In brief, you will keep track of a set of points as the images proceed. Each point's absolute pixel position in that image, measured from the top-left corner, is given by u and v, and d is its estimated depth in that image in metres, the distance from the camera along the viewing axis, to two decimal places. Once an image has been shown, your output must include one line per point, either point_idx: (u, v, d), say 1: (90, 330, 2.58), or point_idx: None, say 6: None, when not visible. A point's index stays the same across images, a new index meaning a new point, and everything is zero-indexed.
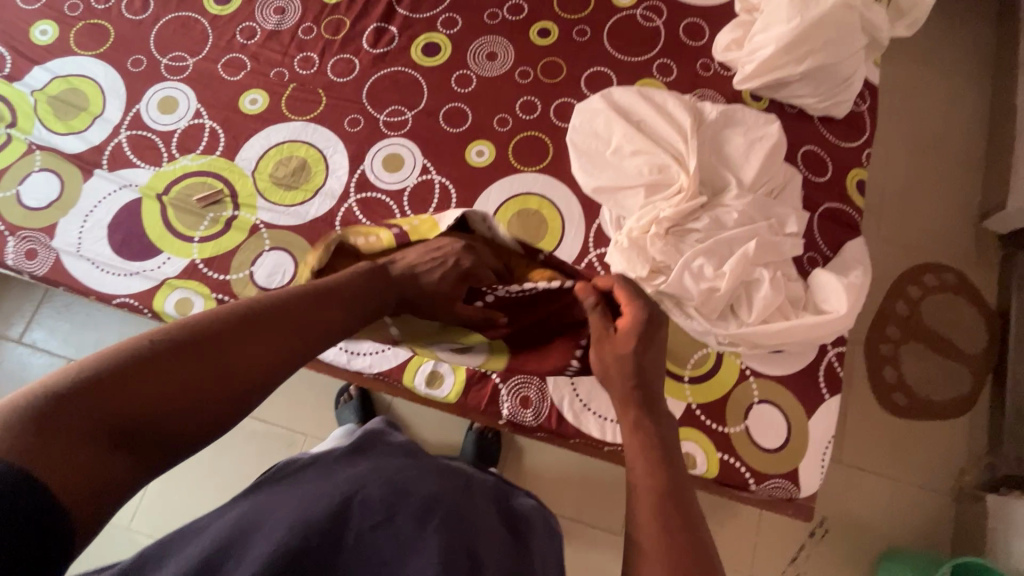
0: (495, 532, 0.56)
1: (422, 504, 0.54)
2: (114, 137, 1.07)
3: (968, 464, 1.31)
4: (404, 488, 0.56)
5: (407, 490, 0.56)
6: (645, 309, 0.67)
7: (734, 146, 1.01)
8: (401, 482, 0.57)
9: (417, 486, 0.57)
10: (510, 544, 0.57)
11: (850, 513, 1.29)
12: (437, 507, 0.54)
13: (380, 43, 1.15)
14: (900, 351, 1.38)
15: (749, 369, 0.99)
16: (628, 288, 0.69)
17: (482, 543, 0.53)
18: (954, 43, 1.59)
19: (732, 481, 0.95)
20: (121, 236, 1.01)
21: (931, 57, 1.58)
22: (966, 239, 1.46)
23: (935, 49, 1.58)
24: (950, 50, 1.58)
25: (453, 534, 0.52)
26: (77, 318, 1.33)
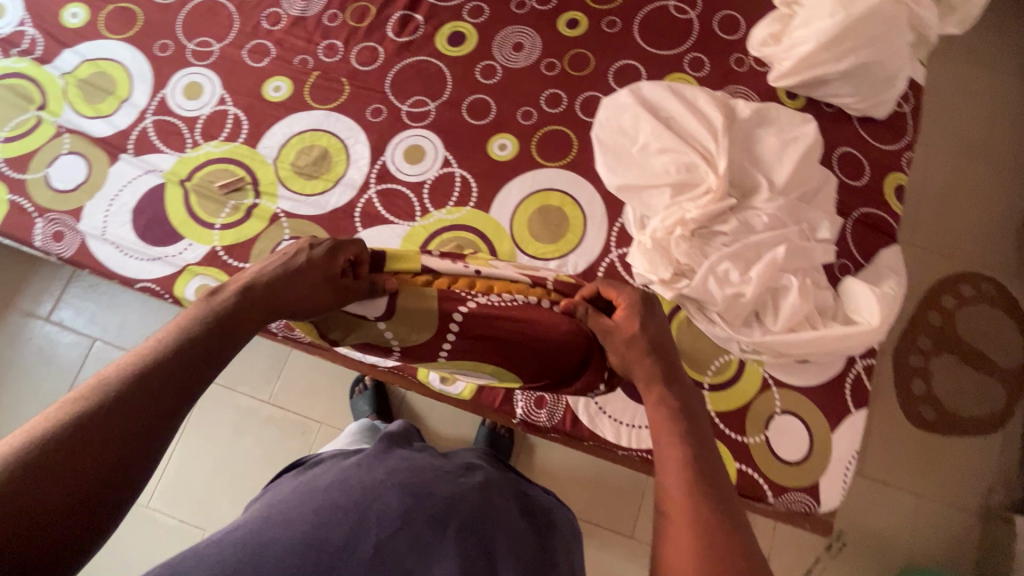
0: (515, 532, 0.56)
1: (441, 511, 0.53)
2: (140, 122, 1.08)
3: (997, 483, 1.26)
4: (423, 489, 0.55)
5: (425, 492, 0.55)
6: (637, 291, 0.68)
7: (766, 146, 0.97)
8: (420, 482, 0.56)
9: (435, 487, 0.56)
10: (531, 543, 0.56)
11: (869, 527, 1.25)
12: (455, 513, 0.53)
13: (405, 32, 1.14)
14: (930, 363, 1.33)
15: (772, 379, 0.96)
16: (612, 284, 0.72)
17: (503, 548, 0.53)
18: (1005, 40, 1.51)
19: (750, 492, 0.92)
20: (144, 221, 1.02)
21: (979, 56, 1.50)
22: (1008, 248, 1.40)
23: (985, 47, 1.50)
24: (1000, 48, 1.50)
25: (471, 544, 0.51)
26: (103, 299, 1.36)
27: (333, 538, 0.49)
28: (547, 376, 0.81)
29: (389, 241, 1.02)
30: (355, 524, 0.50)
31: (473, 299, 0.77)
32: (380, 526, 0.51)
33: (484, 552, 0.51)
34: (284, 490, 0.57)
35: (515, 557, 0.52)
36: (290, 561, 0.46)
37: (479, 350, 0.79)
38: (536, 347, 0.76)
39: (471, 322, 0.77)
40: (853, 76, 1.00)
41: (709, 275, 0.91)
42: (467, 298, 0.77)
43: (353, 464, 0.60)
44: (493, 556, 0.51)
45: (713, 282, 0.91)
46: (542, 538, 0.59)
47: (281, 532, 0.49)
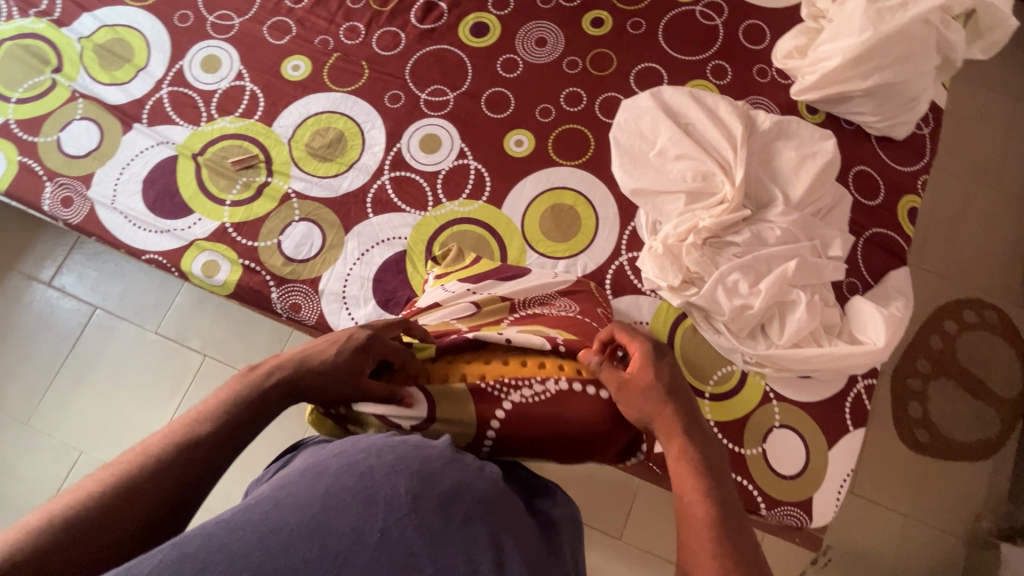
0: (523, 525, 0.54)
1: (450, 497, 0.50)
2: (155, 92, 1.07)
3: (985, 509, 1.27)
4: (431, 474, 0.52)
5: (433, 477, 0.51)
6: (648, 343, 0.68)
7: (784, 159, 0.97)
8: (429, 467, 0.53)
9: (444, 473, 0.53)
10: (537, 539, 0.54)
11: (856, 545, 1.26)
12: (462, 502, 0.51)
13: (428, 19, 1.13)
14: (928, 386, 1.34)
15: (773, 392, 0.96)
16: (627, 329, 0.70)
17: (511, 540, 0.50)
18: None
19: (743, 504, 0.93)
20: (154, 193, 1.01)
21: (999, 84, 1.50)
22: (1014, 277, 1.40)
23: (1006, 75, 1.50)
24: (1021, 76, 1.50)
25: (479, 533, 0.49)
26: (106, 267, 1.35)
27: (339, 523, 0.45)
28: (590, 457, 0.70)
29: (399, 230, 1.01)
30: (363, 508, 0.47)
31: (508, 397, 0.67)
32: (387, 510, 0.47)
33: (492, 540, 0.49)
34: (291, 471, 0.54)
35: (523, 553, 0.50)
36: (295, 550, 0.43)
37: (524, 447, 0.67)
38: (576, 435, 0.67)
39: (516, 419, 0.67)
40: (876, 95, 0.99)
41: (718, 284, 0.91)
42: (504, 398, 0.67)
43: (359, 444, 0.56)
44: (500, 549, 0.49)
45: (721, 291, 0.91)
46: (549, 534, 0.57)
47: (283, 518, 0.45)
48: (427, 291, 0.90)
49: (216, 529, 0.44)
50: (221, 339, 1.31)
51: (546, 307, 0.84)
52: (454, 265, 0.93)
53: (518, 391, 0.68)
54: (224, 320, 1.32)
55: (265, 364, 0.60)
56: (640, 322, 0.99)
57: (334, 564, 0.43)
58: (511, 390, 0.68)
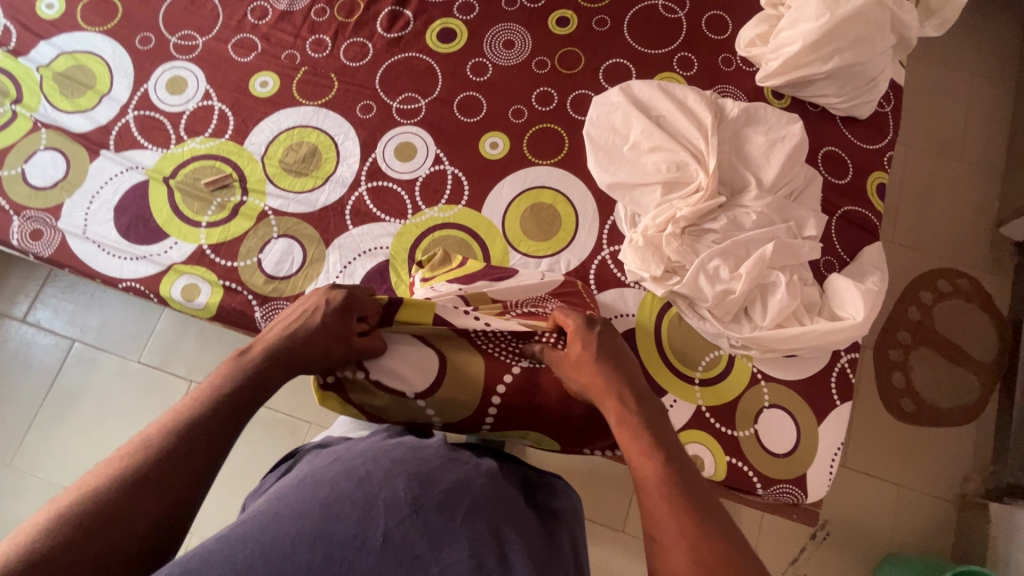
0: (523, 514, 0.57)
1: (449, 497, 0.54)
2: (121, 117, 1.05)
3: (973, 472, 1.31)
4: (429, 477, 0.56)
5: (430, 480, 0.55)
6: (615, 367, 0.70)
7: (755, 145, 0.99)
8: (424, 469, 0.57)
9: (440, 474, 0.57)
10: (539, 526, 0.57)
11: (853, 517, 1.29)
12: (462, 499, 0.54)
13: (394, 28, 1.13)
14: (909, 357, 1.37)
15: (760, 373, 0.97)
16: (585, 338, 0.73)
17: (513, 529, 0.54)
18: (979, 43, 1.55)
19: (740, 485, 0.94)
20: (127, 220, 1.00)
21: (954, 60, 1.54)
22: (982, 245, 1.44)
23: (960, 50, 1.55)
24: (974, 50, 1.55)
25: (481, 526, 0.52)
26: (82, 299, 1.32)
27: (342, 529, 0.49)
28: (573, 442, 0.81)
29: (380, 239, 1.01)
30: (364, 515, 0.51)
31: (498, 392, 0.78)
32: (388, 513, 0.51)
33: (495, 531, 0.53)
34: (294, 479, 0.58)
35: (526, 542, 0.53)
36: (304, 556, 0.47)
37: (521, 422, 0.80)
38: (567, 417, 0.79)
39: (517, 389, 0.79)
40: (838, 77, 1.02)
41: (699, 271, 0.93)
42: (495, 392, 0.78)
43: (356, 454, 0.60)
44: (504, 538, 0.52)
45: (702, 279, 0.93)
46: (551, 523, 0.60)
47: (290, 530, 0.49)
48: (417, 289, 0.90)
49: (228, 543, 0.48)
50: (206, 363, 1.29)
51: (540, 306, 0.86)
52: (440, 268, 0.94)
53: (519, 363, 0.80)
54: (208, 343, 1.30)
55: (252, 348, 0.68)
56: (627, 314, 1.00)
57: (340, 566, 0.47)
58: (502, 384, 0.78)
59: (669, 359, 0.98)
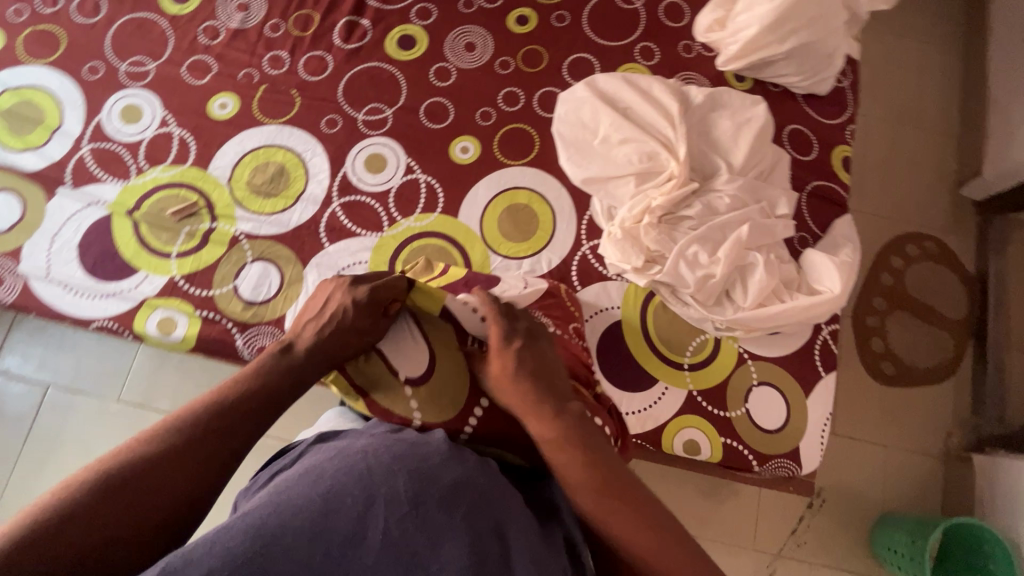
0: (525, 507, 0.55)
1: (452, 493, 0.51)
2: (76, 151, 1.01)
3: (955, 426, 1.36)
4: (431, 471, 0.53)
5: (433, 474, 0.52)
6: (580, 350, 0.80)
7: (722, 129, 1.00)
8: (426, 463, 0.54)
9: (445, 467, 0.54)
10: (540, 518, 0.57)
11: (846, 482, 1.32)
12: (465, 496, 0.52)
13: (353, 38, 1.11)
14: (886, 321, 1.41)
15: (747, 353, 0.99)
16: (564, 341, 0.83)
17: (515, 525, 0.52)
18: (926, 11, 1.60)
19: (736, 464, 0.96)
20: (92, 257, 0.96)
21: (902, 29, 1.59)
22: (945, 207, 1.49)
23: (909, 19, 1.59)
24: (922, 19, 1.60)
25: (482, 524, 0.51)
26: (52, 342, 1.28)
27: (340, 527, 0.47)
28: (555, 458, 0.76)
29: (358, 254, 1.00)
30: (362, 510, 0.49)
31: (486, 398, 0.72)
32: (387, 511, 0.49)
33: (496, 529, 0.51)
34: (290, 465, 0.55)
35: (527, 539, 0.52)
36: (301, 553, 0.45)
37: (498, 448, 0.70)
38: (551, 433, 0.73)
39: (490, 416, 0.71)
40: (796, 56, 1.04)
41: (678, 259, 0.94)
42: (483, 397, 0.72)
43: (356, 446, 0.57)
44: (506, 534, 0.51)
45: (681, 266, 0.94)
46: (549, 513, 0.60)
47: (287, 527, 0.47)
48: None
49: (221, 539, 0.45)
50: (189, 395, 1.25)
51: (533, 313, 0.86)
52: (422, 275, 0.92)
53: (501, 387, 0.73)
54: (190, 374, 1.27)
55: (295, 347, 0.70)
56: (612, 307, 1.00)
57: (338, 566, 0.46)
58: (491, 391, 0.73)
59: (657, 347, 0.99)
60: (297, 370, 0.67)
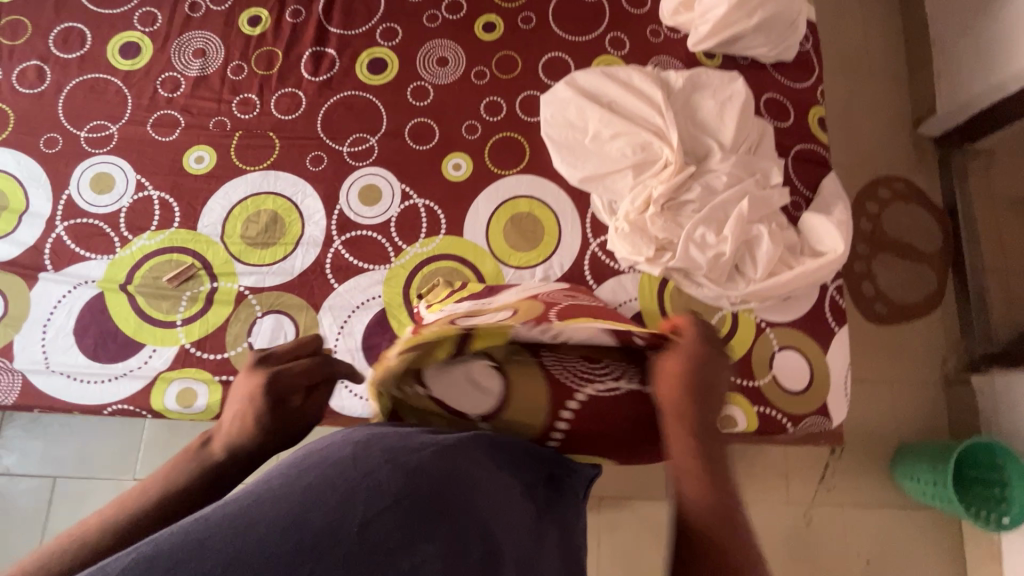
0: (512, 508, 0.49)
1: (441, 484, 0.44)
2: (50, 232, 0.95)
3: (949, 352, 1.44)
4: (418, 462, 0.45)
5: (419, 463, 0.45)
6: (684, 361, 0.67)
7: (706, 110, 1.02)
8: (430, 457, 0.46)
9: (446, 462, 0.47)
10: (537, 538, 0.50)
11: (861, 422, 1.39)
12: (455, 488, 0.45)
13: (321, 70, 1.07)
14: (872, 265, 1.48)
15: (764, 322, 1.02)
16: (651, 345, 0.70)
17: (502, 527, 0.46)
18: None
19: (772, 430, 0.99)
20: (91, 340, 0.91)
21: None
22: (907, 147, 1.57)
23: None
24: None
25: (471, 521, 0.44)
26: (50, 432, 1.21)
27: (311, 519, 0.38)
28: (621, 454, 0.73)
29: (370, 289, 0.98)
30: (338, 501, 0.40)
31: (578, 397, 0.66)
32: (368, 502, 0.40)
33: (485, 528, 0.44)
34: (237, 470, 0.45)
35: (515, 544, 0.46)
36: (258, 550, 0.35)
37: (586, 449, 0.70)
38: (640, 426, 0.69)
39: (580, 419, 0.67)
40: (763, 29, 1.07)
41: (688, 242, 0.96)
42: (576, 391, 0.66)
43: (321, 444, 0.48)
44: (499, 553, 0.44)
45: (692, 249, 0.96)
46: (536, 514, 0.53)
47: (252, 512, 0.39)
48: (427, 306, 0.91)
49: (158, 539, 0.36)
50: None
51: (574, 297, 0.87)
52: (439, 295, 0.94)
53: (592, 385, 0.67)
54: None
55: (213, 442, 0.54)
56: (630, 300, 1.02)
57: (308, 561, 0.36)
58: (583, 387, 0.66)
59: None
60: (214, 471, 0.52)
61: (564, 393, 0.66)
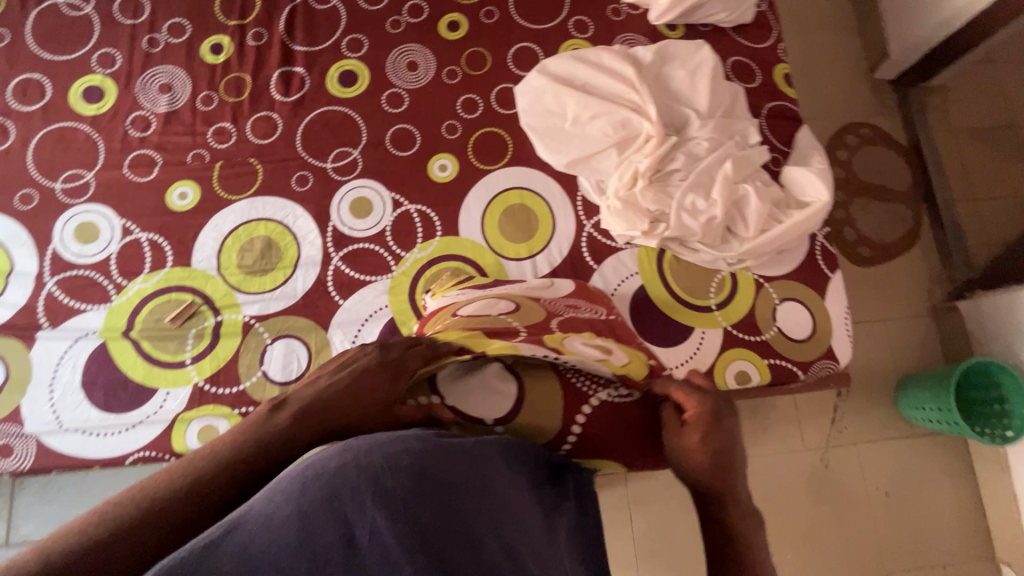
0: (519, 507, 0.49)
1: (451, 486, 0.44)
2: (41, 290, 0.93)
3: (933, 283, 1.50)
4: (428, 460, 0.45)
5: (428, 463, 0.45)
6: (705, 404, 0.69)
7: (678, 80, 1.04)
8: (433, 459, 0.45)
9: (449, 461, 0.46)
10: (543, 528, 0.50)
11: (861, 362, 1.44)
12: (465, 491, 0.45)
13: (292, 89, 1.07)
14: (850, 210, 1.53)
15: (762, 278, 1.05)
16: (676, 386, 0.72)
17: (511, 526, 0.46)
18: None
19: (786, 380, 1.03)
20: (101, 392, 0.90)
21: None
22: (867, 93, 1.62)
23: None
24: None
25: (482, 523, 0.44)
26: (65, 494, 1.18)
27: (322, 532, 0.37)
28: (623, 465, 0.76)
29: (376, 300, 0.98)
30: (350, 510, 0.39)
31: (596, 395, 0.73)
32: (382, 506, 0.40)
33: (495, 529, 0.45)
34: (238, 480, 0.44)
35: (527, 542, 0.46)
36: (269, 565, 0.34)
37: (599, 455, 0.74)
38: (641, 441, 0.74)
39: (591, 424, 0.72)
40: None
41: (680, 211, 0.98)
42: (590, 394, 0.73)
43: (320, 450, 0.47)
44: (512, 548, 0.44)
45: (685, 216, 0.98)
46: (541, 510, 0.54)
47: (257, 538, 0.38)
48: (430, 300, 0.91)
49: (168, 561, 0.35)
50: None
51: (575, 305, 0.87)
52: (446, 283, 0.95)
53: (602, 391, 0.74)
54: None
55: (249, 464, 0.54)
56: (632, 274, 1.04)
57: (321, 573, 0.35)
58: (599, 388, 0.74)
59: (683, 299, 1.04)
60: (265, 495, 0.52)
61: (581, 393, 0.72)
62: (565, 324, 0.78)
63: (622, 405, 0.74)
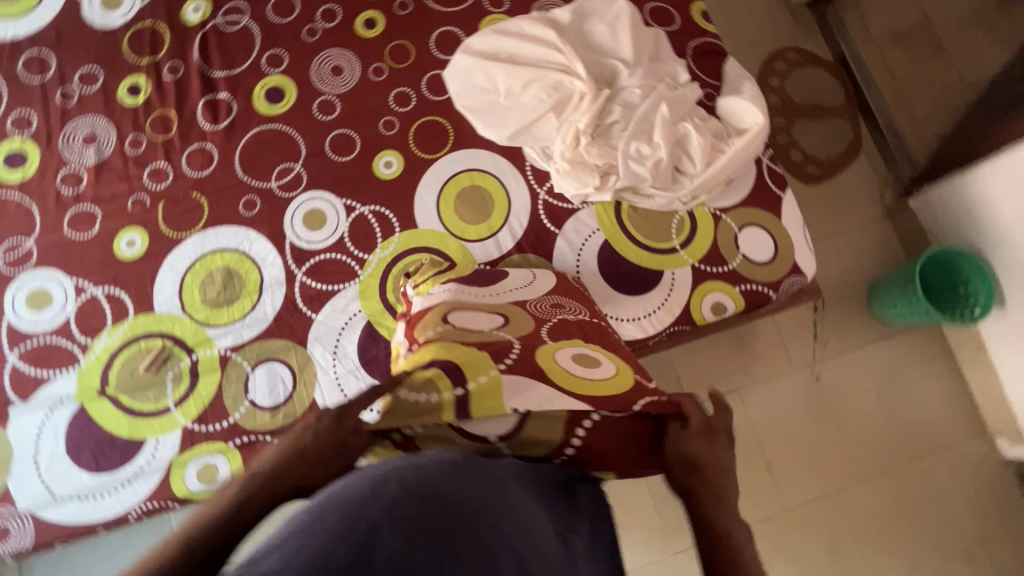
0: (533, 525, 0.49)
1: (467, 507, 0.44)
2: (4, 365, 0.91)
3: (883, 187, 1.56)
4: (442, 485, 0.45)
5: (443, 487, 0.45)
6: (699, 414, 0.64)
7: (600, 34, 1.05)
8: (443, 479, 0.45)
9: (463, 482, 0.46)
10: (555, 541, 0.51)
11: (830, 275, 1.49)
12: (479, 511, 0.45)
13: (220, 116, 1.05)
14: (793, 134, 1.57)
15: (718, 211, 1.08)
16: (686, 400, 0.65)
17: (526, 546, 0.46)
18: None
19: (760, 302, 1.06)
20: (89, 454, 0.88)
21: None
22: (786, 18, 1.66)
23: None
24: None
25: (497, 544, 0.44)
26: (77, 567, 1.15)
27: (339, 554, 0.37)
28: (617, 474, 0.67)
29: (349, 307, 0.98)
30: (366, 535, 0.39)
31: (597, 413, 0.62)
32: (397, 531, 0.40)
33: (511, 550, 0.44)
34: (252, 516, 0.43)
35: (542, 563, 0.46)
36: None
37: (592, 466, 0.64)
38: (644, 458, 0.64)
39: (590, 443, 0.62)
40: None
41: (627, 159, 1.00)
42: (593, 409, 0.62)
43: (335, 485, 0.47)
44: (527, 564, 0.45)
45: (632, 164, 1.00)
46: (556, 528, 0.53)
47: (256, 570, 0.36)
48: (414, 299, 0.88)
49: None
50: None
51: (559, 306, 0.87)
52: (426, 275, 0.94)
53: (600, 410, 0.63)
54: None
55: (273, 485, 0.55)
56: (594, 232, 1.05)
57: None
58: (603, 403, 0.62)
59: (648, 245, 1.06)
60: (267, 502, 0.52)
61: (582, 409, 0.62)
62: (556, 331, 0.77)
63: (628, 420, 0.64)
